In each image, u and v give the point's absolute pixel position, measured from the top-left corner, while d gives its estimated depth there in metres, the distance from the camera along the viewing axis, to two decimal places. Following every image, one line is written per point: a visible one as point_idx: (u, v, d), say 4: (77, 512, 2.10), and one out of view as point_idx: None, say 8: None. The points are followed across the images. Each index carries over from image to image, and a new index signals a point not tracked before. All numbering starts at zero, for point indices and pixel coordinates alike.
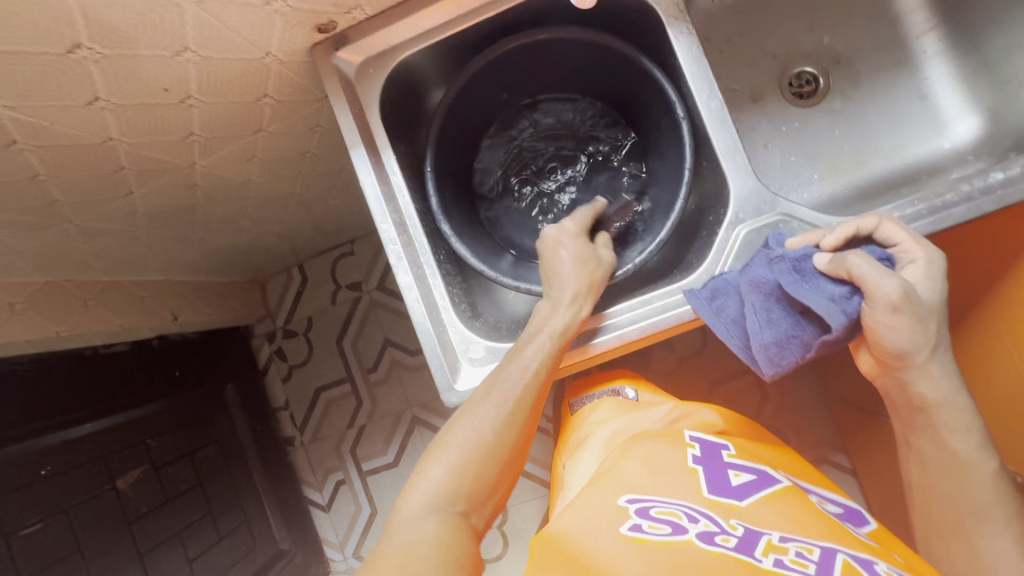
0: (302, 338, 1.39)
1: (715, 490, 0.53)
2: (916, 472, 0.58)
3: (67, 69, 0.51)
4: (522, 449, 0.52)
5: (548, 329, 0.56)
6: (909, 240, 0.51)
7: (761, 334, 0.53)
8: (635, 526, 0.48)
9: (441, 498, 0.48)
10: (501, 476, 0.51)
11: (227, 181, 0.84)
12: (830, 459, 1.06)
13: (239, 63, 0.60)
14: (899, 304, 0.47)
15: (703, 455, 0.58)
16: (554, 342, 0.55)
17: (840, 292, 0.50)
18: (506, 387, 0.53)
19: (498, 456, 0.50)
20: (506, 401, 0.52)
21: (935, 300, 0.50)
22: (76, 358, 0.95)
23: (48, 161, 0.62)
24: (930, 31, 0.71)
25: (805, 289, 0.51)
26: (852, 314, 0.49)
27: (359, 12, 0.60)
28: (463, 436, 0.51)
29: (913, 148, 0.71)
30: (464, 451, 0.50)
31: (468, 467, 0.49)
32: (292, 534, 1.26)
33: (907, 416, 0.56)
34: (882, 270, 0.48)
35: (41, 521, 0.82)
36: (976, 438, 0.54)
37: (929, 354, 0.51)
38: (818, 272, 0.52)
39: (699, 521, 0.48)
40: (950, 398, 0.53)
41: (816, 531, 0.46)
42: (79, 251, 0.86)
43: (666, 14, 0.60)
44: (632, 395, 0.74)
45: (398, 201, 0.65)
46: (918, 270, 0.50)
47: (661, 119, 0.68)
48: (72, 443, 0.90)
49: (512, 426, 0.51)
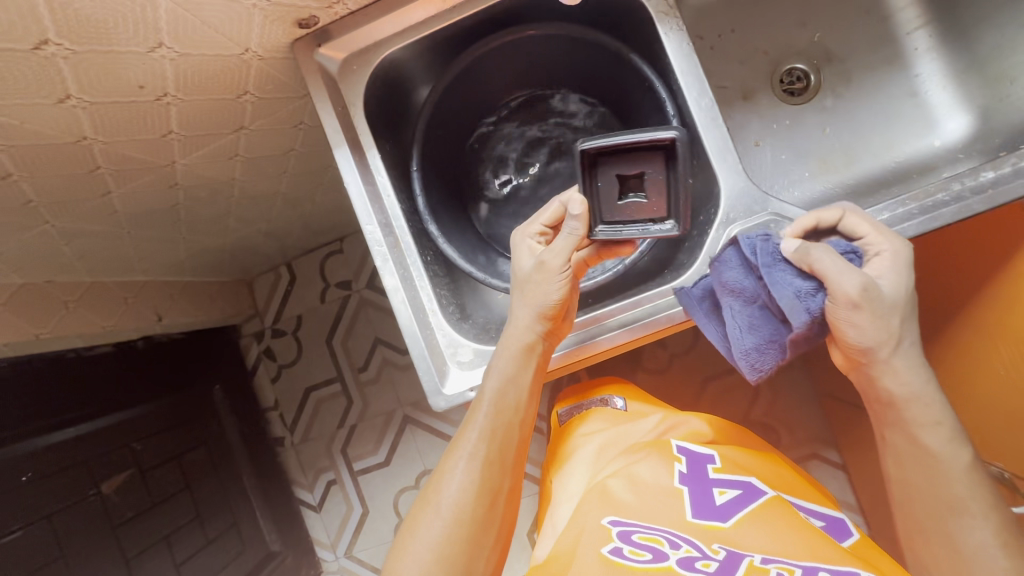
0: (291, 337, 1.37)
1: (698, 514, 0.52)
2: (892, 465, 0.56)
3: (34, 67, 0.49)
4: (495, 528, 0.53)
5: (497, 393, 0.55)
6: (874, 231, 0.51)
7: (742, 340, 0.52)
8: (615, 549, 0.47)
9: None
10: (475, 559, 0.51)
11: (210, 180, 0.82)
12: (820, 454, 1.06)
13: (218, 60, 0.58)
14: (859, 300, 0.47)
15: (689, 471, 0.57)
16: (509, 410, 0.55)
17: (806, 288, 0.49)
18: (464, 463, 0.54)
19: (467, 538, 0.51)
20: (467, 481, 0.53)
21: (901, 293, 0.49)
22: (58, 359, 0.92)
23: (19, 160, 0.60)
24: (920, 28, 0.71)
25: (776, 279, 0.50)
26: (816, 311, 0.48)
27: (340, 7, 0.59)
28: (429, 522, 0.52)
29: (904, 145, 0.71)
30: (429, 542, 0.51)
31: (438, 552, 0.51)
32: (282, 535, 1.24)
33: (880, 411, 0.55)
34: (844, 265, 0.47)
35: (21, 529, 0.80)
36: (947, 431, 0.52)
37: (893, 349, 0.50)
38: (788, 265, 0.51)
39: (681, 547, 0.47)
40: (920, 391, 0.52)
41: (796, 550, 0.46)
42: (58, 252, 0.83)
43: (656, 9, 0.59)
44: (620, 405, 0.73)
45: (383, 201, 0.64)
46: (883, 261, 0.50)
47: (652, 117, 0.67)
48: (54, 448, 0.87)
49: (476, 507, 0.52)
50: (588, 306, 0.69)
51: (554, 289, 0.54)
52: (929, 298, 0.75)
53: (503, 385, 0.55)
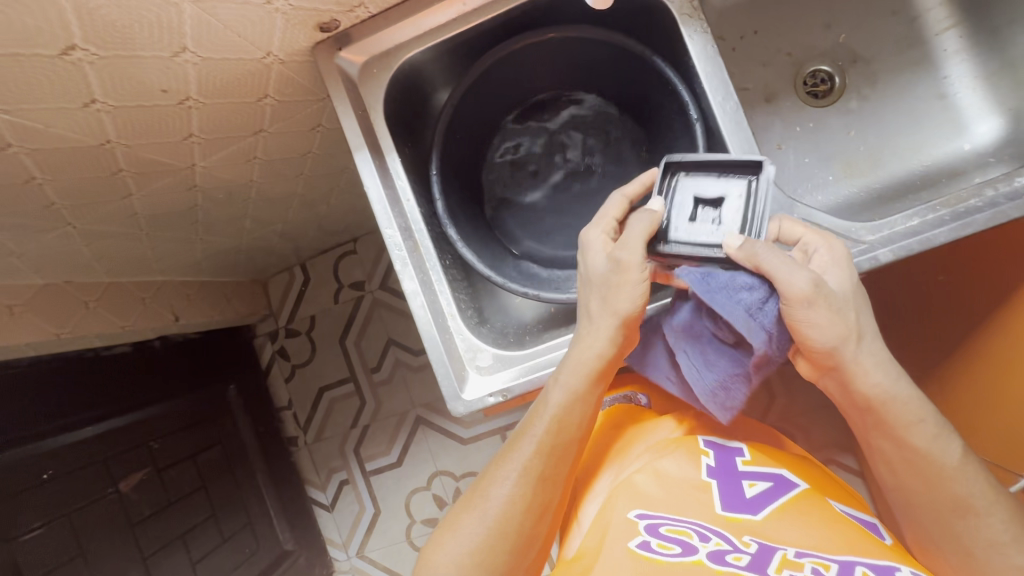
0: (304, 337, 1.38)
1: (728, 507, 0.51)
2: (886, 474, 0.53)
3: (61, 71, 0.49)
4: (537, 541, 0.53)
5: (563, 413, 0.54)
6: (808, 233, 0.52)
7: (702, 380, 0.53)
8: (643, 542, 0.47)
9: None
10: (514, 567, 0.51)
11: (229, 182, 0.82)
12: (837, 459, 1.04)
13: (241, 64, 0.58)
14: (812, 297, 0.46)
15: (718, 465, 0.56)
16: (570, 431, 0.54)
17: (755, 304, 0.48)
18: (513, 472, 0.53)
19: (511, 548, 0.51)
20: (518, 496, 0.52)
21: (845, 288, 0.49)
22: (79, 358, 0.94)
23: (44, 164, 0.61)
24: (951, 28, 0.69)
25: (721, 303, 0.48)
26: (769, 327, 0.48)
27: (362, 11, 0.59)
28: (472, 525, 0.52)
29: (932, 149, 0.69)
30: (468, 544, 0.51)
31: (480, 559, 0.50)
32: (295, 534, 1.25)
33: (858, 417, 0.52)
34: (790, 263, 0.47)
35: (42, 526, 0.81)
36: (931, 428, 0.50)
37: (857, 345, 0.48)
38: (734, 280, 0.49)
39: (711, 539, 0.47)
40: (893, 391, 0.50)
41: (832, 545, 0.45)
42: (79, 253, 0.84)
43: (679, 12, 0.59)
44: (645, 402, 0.71)
45: (403, 205, 0.63)
46: (825, 258, 0.50)
47: (674, 120, 0.66)
48: (71, 447, 0.88)
49: (524, 521, 0.52)
50: None
51: (635, 287, 0.51)
52: (946, 301, 0.74)
53: (568, 402, 0.54)
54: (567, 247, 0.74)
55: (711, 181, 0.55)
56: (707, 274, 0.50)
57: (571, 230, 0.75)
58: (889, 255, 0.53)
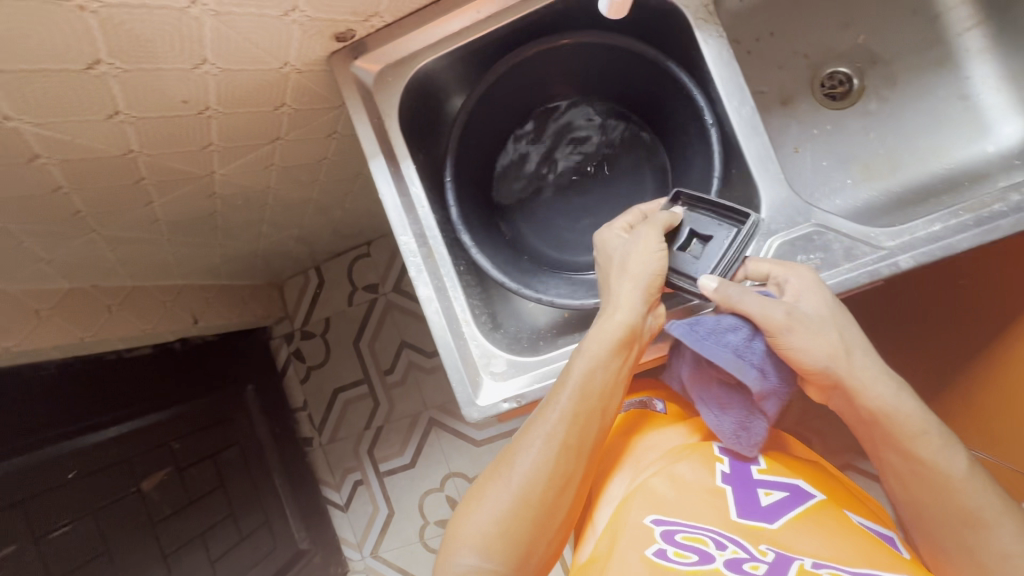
0: (319, 340, 1.40)
1: (744, 514, 0.51)
2: (897, 488, 0.53)
3: (88, 85, 0.51)
4: (560, 515, 0.51)
5: (587, 377, 0.53)
6: (775, 266, 0.54)
7: (724, 427, 0.54)
8: (659, 550, 0.46)
9: (479, 554, 0.49)
10: (537, 540, 0.50)
11: (246, 188, 0.84)
12: (856, 465, 0.97)
13: (260, 74, 0.59)
14: (790, 325, 0.50)
15: (732, 472, 0.55)
16: (595, 398, 0.53)
17: (743, 344, 0.51)
18: (538, 441, 0.52)
19: (534, 518, 0.50)
20: (541, 463, 0.51)
21: (821, 311, 0.51)
22: (101, 361, 0.96)
23: (70, 174, 0.62)
24: (974, 27, 0.68)
25: (712, 350, 0.51)
26: (759, 362, 0.51)
27: (377, 20, 0.59)
28: (496, 494, 0.51)
29: (955, 150, 0.68)
30: (491, 514, 0.50)
31: (503, 529, 0.50)
32: (311, 533, 1.27)
33: (865, 431, 0.53)
34: (761, 300, 0.51)
35: (69, 524, 0.83)
36: (937, 439, 0.50)
37: (849, 359, 0.51)
38: (719, 324, 0.52)
39: (727, 548, 0.46)
40: (895, 403, 0.50)
41: (850, 557, 0.45)
42: (103, 259, 0.86)
43: (694, 16, 0.59)
44: (660, 407, 0.68)
45: (418, 212, 0.64)
46: (796, 286, 0.52)
47: (688, 125, 0.66)
48: (96, 447, 0.90)
49: (546, 490, 0.51)
50: None
51: (653, 264, 0.55)
52: (968, 303, 0.73)
53: (590, 367, 0.53)
54: (581, 252, 0.74)
55: (707, 219, 0.58)
56: (693, 323, 0.53)
57: (584, 235, 0.74)
58: (910, 261, 0.53)
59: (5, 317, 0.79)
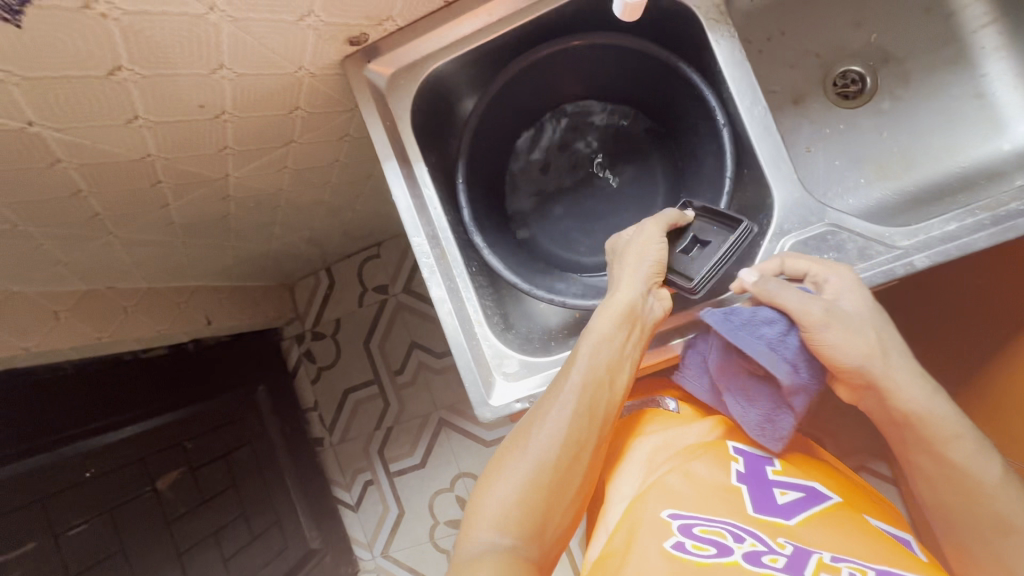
0: (330, 340, 1.41)
1: (760, 510, 0.51)
2: (925, 491, 0.53)
3: (108, 90, 0.52)
4: (575, 484, 0.51)
5: (595, 353, 0.54)
6: (815, 265, 0.54)
7: (749, 417, 0.54)
8: (677, 543, 0.46)
9: (497, 528, 0.48)
10: (553, 508, 0.50)
11: (259, 191, 0.85)
12: (869, 467, 0.94)
13: (275, 78, 0.60)
14: (827, 321, 0.49)
15: (748, 471, 0.56)
16: (609, 370, 0.54)
17: (777, 337, 0.50)
18: (556, 411, 0.52)
19: (550, 485, 0.50)
20: (555, 431, 0.51)
21: (861, 310, 0.51)
22: (117, 362, 0.97)
23: (90, 177, 0.63)
24: (990, 25, 0.66)
25: (745, 340, 0.50)
26: (791, 358, 0.50)
27: (390, 24, 0.60)
28: (512, 467, 0.51)
29: (970, 149, 0.67)
30: (508, 486, 0.50)
31: (520, 498, 0.49)
32: (322, 533, 1.28)
33: (896, 433, 0.53)
34: (799, 295, 0.51)
35: (86, 522, 0.85)
36: (970, 443, 0.50)
37: (885, 361, 0.50)
38: (754, 316, 0.52)
39: (745, 540, 0.46)
40: (929, 406, 0.50)
41: (869, 554, 0.45)
42: (120, 261, 0.88)
43: (706, 17, 0.59)
44: (672, 406, 0.67)
45: (430, 213, 0.64)
46: (835, 285, 0.52)
47: (700, 125, 0.66)
48: (113, 446, 0.92)
49: (561, 456, 0.51)
50: None
51: (652, 254, 0.57)
52: (985, 302, 0.72)
53: (598, 342, 0.54)
54: (592, 252, 0.74)
55: (711, 228, 0.59)
56: (729, 313, 0.53)
57: (596, 236, 0.75)
58: (925, 261, 0.52)
59: (26, 318, 0.81)
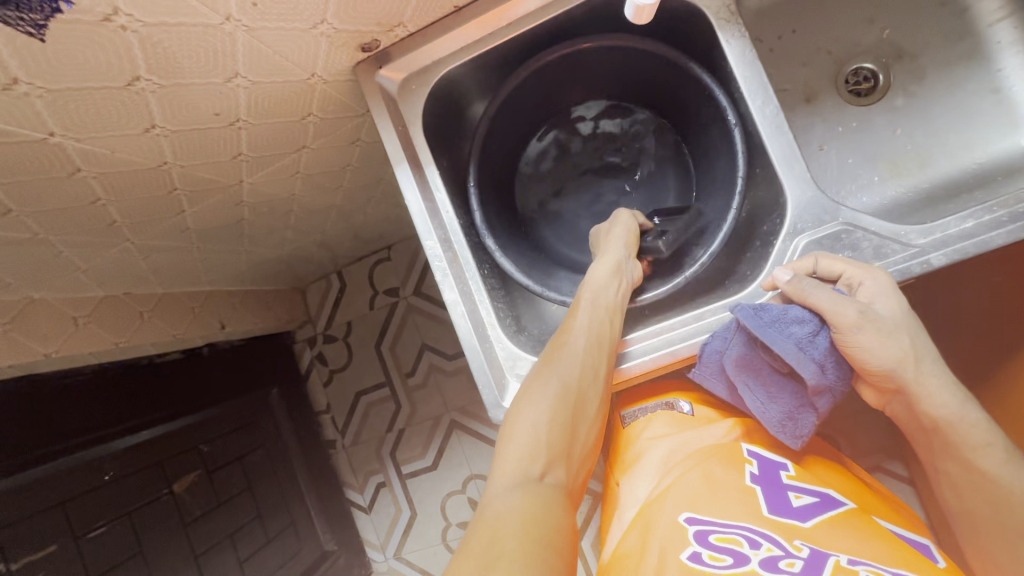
0: (341, 343, 1.42)
1: (775, 512, 0.51)
2: (953, 497, 0.55)
3: (126, 100, 0.53)
4: (594, 408, 0.55)
5: (596, 298, 0.60)
6: (850, 266, 0.52)
7: (770, 413, 0.54)
8: (694, 554, 0.46)
9: (527, 455, 0.50)
10: (577, 430, 0.53)
11: (272, 196, 0.86)
12: (884, 467, 0.92)
13: (288, 85, 0.61)
14: (861, 324, 0.49)
15: (762, 473, 0.56)
16: (609, 312, 0.60)
17: (807, 337, 0.50)
18: (571, 343, 0.57)
19: (573, 406, 0.53)
20: (573, 358, 0.55)
21: (896, 314, 0.50)
22: (134, 366, 0.99)
23: (108, 186, 0.65)
24: (1005, 19, 0.65)
25: (774, 338, 0.50)
26: (819, 359, 0.50)
27: (401, 30, 0.61)
28: (537, 399, 0.54)
29: (986, 145, 0.67)
30: (535, 415, 0.53)
31: (547, 420, 0.52)
32: (335, 534, 1.29)
33: (923, 438, 0.55)
34: (835, 296, 0.50)
35: (105, 525, 0.86)
36: (1001, 453, 0.51)
37: (917, 367, 0.50)
38: (785, 314, 0.51)
39: (762, 546, 0.46)
40: (960, 414, 0.51)
41: (886, 557, 0.44)
42: (137, 267, 0.89)
43: (716, 17, 0.59)
44: (687, 409, 0.66)
45: (442, 216, 0.65)
46: (870, 288, 0.51)
47: (711, 125, 0.66)
48: (132, 449, 0.94)
49: (580, 380, 0.54)
50: (646, 318, 0.68)
51: (625, 233, 0.66)
52: (998, 302, 0.71)
53: (597, 287, 0.60)
54: None
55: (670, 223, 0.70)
56: (758, 308, 0.53)
57: None
58: (942, 258, 0.52)
59: (47, 325, 0.82)
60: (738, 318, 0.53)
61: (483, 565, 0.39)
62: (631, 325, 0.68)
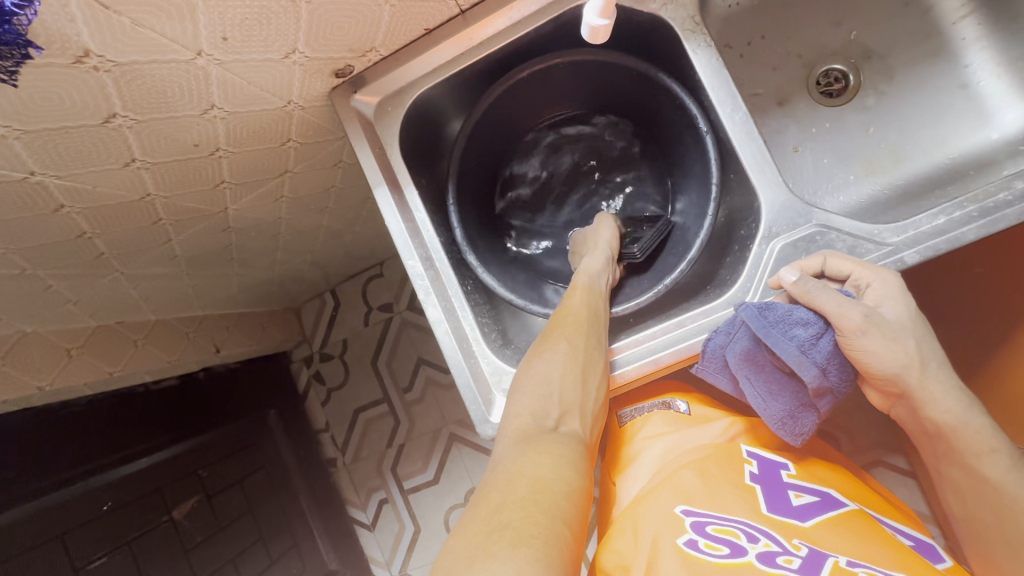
0: (338, 361, 1.42)
1: (775, 510, 0.51)
2: (955, 503, 0.55)
3: (103, 137, 0.53)
4: (601, 366, 0.57)
5: (588, 279, 0.63)
6: (859, 268, 0.52)
7: (772, 412, 0.53)
8: (690, 540, 0.46)
9: (539, 412, 0.52)
10: (587, 390, 0.54)
11: (258, 221, 0.87)
12: (886, 461, 0.91)
13: (265, 113, 0.62)
14: (865, 328, 0.49)
15: (762, 473, 0.56)
16: (602, 292, 0.63)
17: (809, 338, 0.50)
18: (573, 316, 0.59)
19: (581, 367, 0.55)
20: (579, 325, 0.58)
21: (902, 317, 0.50)
22: (130, 396, 0.99)
23: (93, 220, 0.65)
24: (968, 16, 0.66)
25: (775, 339, 0.50)
26: (821, 361, 0.50)
27: (374, 54, 0.61)
28: (545, 364, 0.55)
29: (958, 140, 0.68)
30: (550, 374, 0.54)
31: (563, 373, 0.54)
32: (338, 553, 1.28)
33: (928, 443, 0.55)
34: (842, 298, 0.50)
35: (105, 556, 0.86)
36: (1004, 460, 0.51)
37: (922, 372, 0.50)
38: (789, 315, 0.51)
39: (760, 540, 0.46)
40: (963, 418, 0.51)
41: (885, 560, 0.44)
42: (128, 296, 0.90)
43: (682, 28, 0.60)
44: (683, 409, 0.67)
45: (423, 236, 0.66)
46: (877, 292, 0.51)
47: (685, 134, 0.66)
48: (130, 478, 0.94)
49: (586, 345, 0.56)
50: (630, 325, 0.68)
51: (611, 233, 0.69)
52: (984, 295, 0.71)
53: (591, 270, 0.64)
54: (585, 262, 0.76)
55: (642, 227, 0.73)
56: (763, 308, 0.52)
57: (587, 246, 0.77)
58: (915, 257, 0.53)
59: (39, 358, 0.83)
60: (743, 317, 0.53)
61: (490, 530, 0.39)
62: (616, 333, 0.68)
